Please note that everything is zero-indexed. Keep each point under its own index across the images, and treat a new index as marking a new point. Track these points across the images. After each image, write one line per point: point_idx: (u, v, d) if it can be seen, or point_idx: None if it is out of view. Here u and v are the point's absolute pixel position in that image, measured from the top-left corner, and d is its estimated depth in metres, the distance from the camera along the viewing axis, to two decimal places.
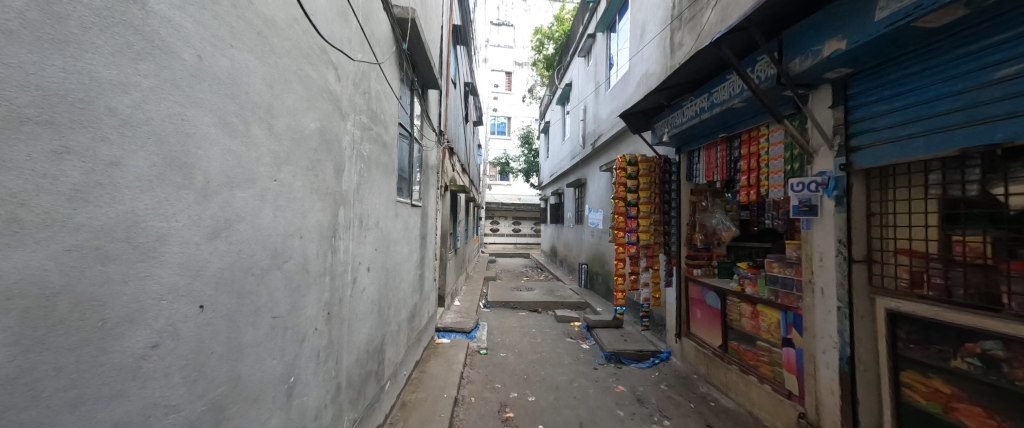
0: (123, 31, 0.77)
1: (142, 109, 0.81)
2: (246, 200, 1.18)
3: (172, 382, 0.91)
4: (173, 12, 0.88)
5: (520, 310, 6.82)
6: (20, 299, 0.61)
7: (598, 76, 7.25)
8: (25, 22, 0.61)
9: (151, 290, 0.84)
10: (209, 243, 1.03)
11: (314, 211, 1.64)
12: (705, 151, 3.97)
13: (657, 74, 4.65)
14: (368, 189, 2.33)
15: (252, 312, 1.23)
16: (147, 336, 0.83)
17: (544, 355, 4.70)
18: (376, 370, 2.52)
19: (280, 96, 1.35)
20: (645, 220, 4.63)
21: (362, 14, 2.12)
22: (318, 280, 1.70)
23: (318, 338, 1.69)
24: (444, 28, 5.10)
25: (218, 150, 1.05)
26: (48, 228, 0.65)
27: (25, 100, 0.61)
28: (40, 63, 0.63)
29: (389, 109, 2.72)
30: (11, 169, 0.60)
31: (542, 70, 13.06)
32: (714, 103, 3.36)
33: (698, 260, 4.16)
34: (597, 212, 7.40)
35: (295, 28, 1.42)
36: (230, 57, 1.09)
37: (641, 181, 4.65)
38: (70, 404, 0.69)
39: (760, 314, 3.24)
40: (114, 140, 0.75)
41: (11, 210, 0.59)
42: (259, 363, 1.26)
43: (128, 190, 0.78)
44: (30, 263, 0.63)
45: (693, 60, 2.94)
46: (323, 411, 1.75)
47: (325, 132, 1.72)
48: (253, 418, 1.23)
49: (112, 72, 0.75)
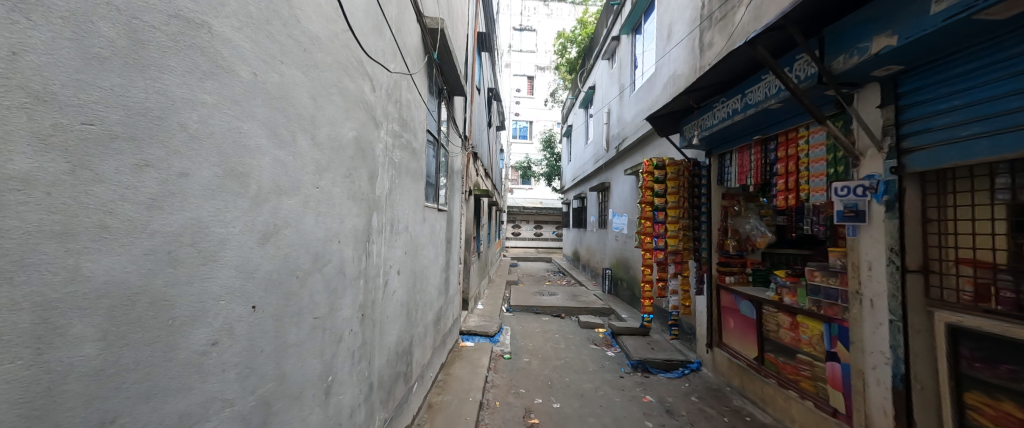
0: (192, 53, 0.84)
1: (207, 124, 0.88)
2: (292, 207, 1.25)
3: (227, 377, 0.97)
4: (233, 33, 0.96)
5: (543, 315, 6.78)
6: (106, 299, 0.67)
7: (622, 78, 7.14)
8: (115, 49, 0.68)
9: (211, 291, 0.91)
10: (261, 247, 1.10)
11: (350, 216, 1.70)
12: (738, 154, 3.82)
13: (685, 75, 4.53)
14: (398, 194, 2.40)
15: (296, 313, 1.29)
16: (208, 333, 0.90)
17: (568, 361, 4.64)
18: (405, 372, 2.57)
19: (322, 108, 1.43)
20: (674, 225, 4.32)
21: (395, 26, 2.20)
22: (354, 283, 1.76)
23: (353, 339, 1.75)
24: (469, 36, 5.22)
25: (269, 160, 1.12)
26: (130, 235, 0.71)
27: (114, 119, 0.68)
28: (126, 86, 0.70)
29: (418, 117, 2.80)
30: (102, 181, 0.66)
31: (565, 73, 12.99)
32: (747, 104, 3.22)
33: (730, 267, 4.00)
34: (621, 216, 7.27)
35: (336, 42, 1.50)
36: (280, 73, 1.16)
37: (669, 185, 4.35)
38: (144, 396, 0.75)
39: (800, 326, 3.06)
40: (184, 154, 0.82)
41: (100, 218, 0.66)
42: (301, 362, 1.32)
43: (194, 199, 0.85)
44: (116, 265, 0.69)
45: (724, 61, 2.82)
46: (357, 409, 1.81)
47: (360, 140, 1.79)
48: (296, 414, 1.30)
49: (183, 91, 0.82)
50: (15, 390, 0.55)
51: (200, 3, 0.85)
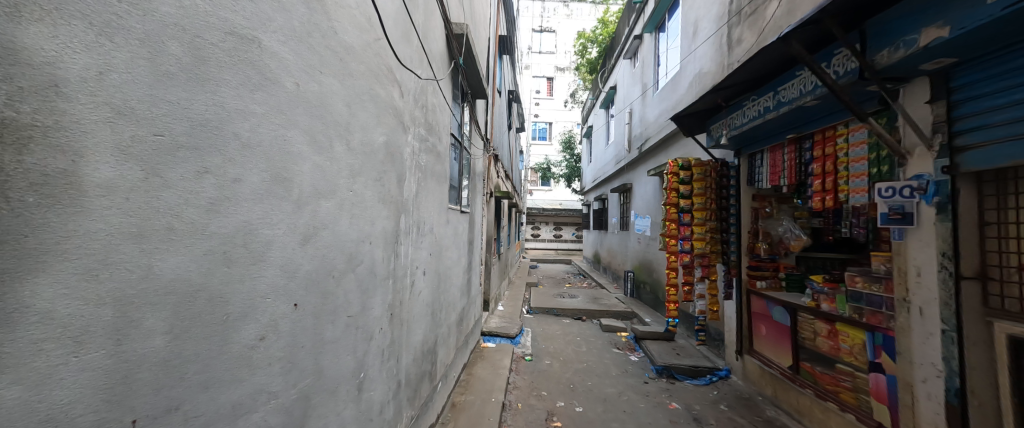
0: (244, 67, 0.90)
1: (256, 132, 0.95)
2: (329, 210, 1.31)
3: (273, 371, 1.03)
4: (279, 47, 1.02)
5: (564, 318, 6.74)
6: (172, 295, 0.73)
7: (644, 78, 7.01)
8: (182, 66, 0.74)
9: (260, 289, 0.98)
10: (302, 247, 1.16)
11: (380, 219, 1.76)
12: (769, 154, 3.67)
13: (712, 73, 4.40)
14: (424, 196, 2.46)
15: (332, 311, 1.35)
16: (256, 329, 0.96)
17: (590, 365, 4.58)
18: (430, 371, 2.62)
19: (355, 114, 1.48)
20: (701, 227, 4.21)
21: (422, 33, 2.25)
22: (384, 283, 1.82)
23: (383, 338, 1.80)
24: (491, 39, 5.27)
25: (308, 166, 1.18)
26: (192, 236, 0.77)
27: (180, 129, 0.74)
28: (190, 99, 0.76)
29: (443, 121, 2.85)
30: (170, 187, 0.72)
31: (586, 74, 12.87)
32: (780, 102, 3.09)
33: (761, 271, 3.81)
34: (644, 218, 7.13)
35: (368, 51, 1.56)
36: (319, 82, 1.22)
37: (696, 186, 4.23)
38: (202, 386, 0.81)
39: (839, 334, 2.91)
40: (236, 161, 0.89)
41: (168, 221, 0.72)
42: (337, 359, 1.38)
43: (245, 202, 0.92)
44: (181, 264, 0.75)
45: (755, 57, 2.73)
46: (386, 406, 1.86)
47: (389, 144, 1.85)
48: (332, 408, 1.35)
49: (236, 102, 0.88)
50: (98, 376, 0.61)
51: (250, 20, 0.91)
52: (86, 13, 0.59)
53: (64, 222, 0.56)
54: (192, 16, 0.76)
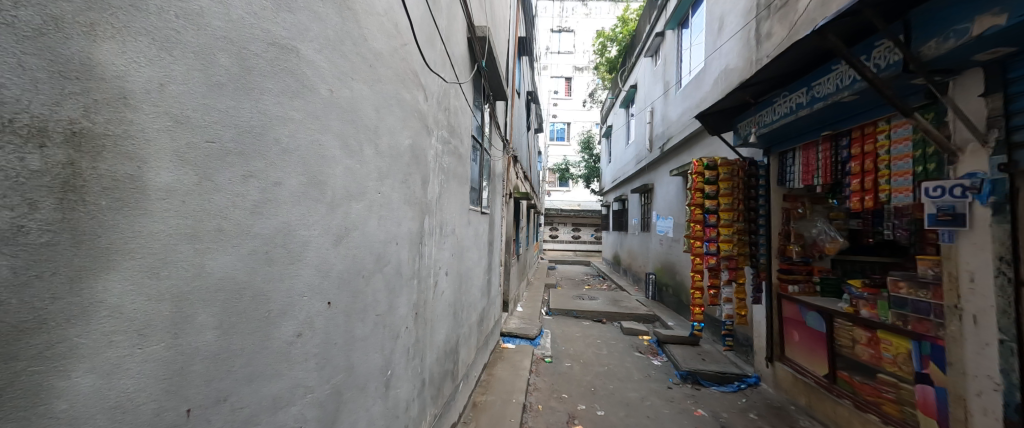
0: (284, 76, 0.95)
1: (295, 138, 0.99)
2: (359, 211, 1.35)
3: (309, 366, 1.07)
4: (315, 55, 1.07)
5: (584, 320, 6.66)
6: (221, 292, 0.78)
7: (666, 75, 6.86)
8: (230, 77, 0.79)
9: (297, 288, 1.02)
10: (335, 247, 1.20)
11: (405, 220, 1.80)
12: (802, 152, 3.51)
13: (740, 69, 4.25)
14: (446, 198, 2.49)
15: (362, 310, 1.39)
16: (293, 326, 1.01)
17: (611, 368, 4.52)
18: (452, 370, 2.65)
19: (383, 118, 1.53)
20: (727, 229, 4.01)
21: (445, 37, 2.29)
22: (409, 283, 1.86)
23: (408, 336, 1.84)
24: (510, 41, 5.29)
25: (341, 169, 1.23)
26: (238, 237, 0.82)
27: (228, 135, 0.79)
28: (236, 108, 0.81)
29: (464, 123, 2.89)
30: (219, 190, 0.77)
31: (604, 73, 12.70)
32: (814, 98, 2.95)
33: (793, 275, 3.68)
34: (666, 219, 6.96)
35: (395, 56, 1.60)
36: (351, 88, 1.27)
37: (721, 186, 4.04)
38: (247, 379, 0.85)
39: (880, 342, 2.76)
40: (276, 165, 0.93)
41: (217, 223, 0.76)
42: (366, 356, 1.42)
43: (284, 205, 0.96)
44: (229, 263, 0.80)
45: (788, 52, 2.62)
46: (411, 404, 1.90)
47: (414, 147, 1.89)
48: (362, 404, 1.39)
49: (277, 109, 0.93)
50: (159, 367, 0.65)
51: (290, 31, 0.96)
52: (150, 29, 0.62)
53: (130, 223, 0.60)
54: (238, 29, 0.80)
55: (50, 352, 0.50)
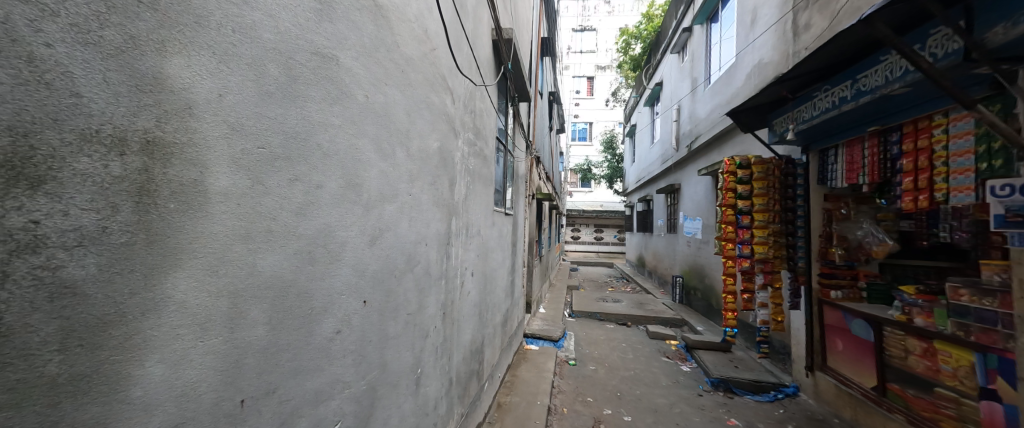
0: (325, 83, 0.99)
1: (335, 143, 1.04)
2: (391, 213, 1.39)
3: (346, 362, 1.11)
4: (352, 63, 1.11)
5: (608, 323, 6.55)
6: (270, 290, 0.82)
7: (694, 72, 6.64)
8: (278, 87, 0.83)
9: (337, 287, 1.07)
10: (370, 248, 1.24)
11: (434, 221, 1.83)
12: (845, 149, 3.30)
13: (776, 63, 4.06)
14: (472, 199, 2.52)
15: (394, 309, 1.43)
16: (333, 324, 1.05)
17: (637, 373, 4.41)
18: (478, 370, 2.68)
19: (414, 122, 1.57)
20: (762, 230, 3.85)
21: (471, 41, 2.32)
22: (437, 283, 1.89)
23: (437, 335, 1.87)
24: (533, 42, 5.29)
25: (376, 172, 1.27)
26: (285, 237, 0.86)
27: (277, 141, 0.83)
28: (284, 115, 0.85)
29: (489, 125, 2.91)
30: (269, 193, 0.81)
31: (628, 71, 12.44)
32: (859, 92, 2.77)
33: (835, 280, 3.49)
34: (694, 220, 6.74)
35: (425, 61, 1.63)
36: (384, 94, 1.31)
37: (755, 186, 3.90)
38: (292, 373, 0.90)
39: (938, 354, 2.54)
40: (319, 169, 0.98)
41: (267, 225, 0.81)
42: (398, 354, 1.46)
43: (325, 206, 1.00)
44: (277, 262, 0.84)
45: (833, 43, 2.48)
46: (440, 402, 1.93)
47: (442, 150, 1.92)
48: (394, 401, 1.43)
49: (319, 115, 0.97)
50: (217, 360, 0.69)
51: (330, 41, 1.00)
52: (211, 44, 0.67)
53: (193, 225, 0.64)
54: (286, 41, 0.85)
55: (128, 343, 0.55)
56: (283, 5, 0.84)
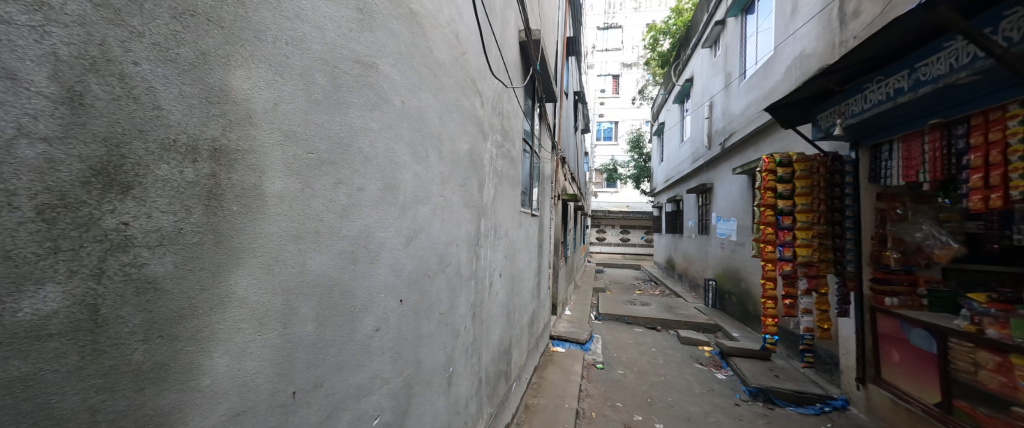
0: (366, 90, 1.03)
1: (374, 147, 1.08)
2: (425, 214, 1.43)
3: (384, 359, 1.15)
4: (389, 69, 1.14)
5: (636, 327, 6.39)
6: (318, 288, 0.87)
7: (728, 66, 6.35)
8: (324, 95, 0.87)
9: (376, 286, 1.10)
10: (405, 248, 1.28)
11: (464, 222, 1.86)
12: (901, 144, 3.04)
13: (820, 54, 3.81)
14: (500, 200, 2.53)
15: (428, 308, 1.46)
16: (372, 322, 1.09)
17: (668, 379, 4.27)
18: (506, 371, 2.69)
19: (446, 125, 1.60)
20: (805, 232, 3.59)
21: (500, 43, 2.33)
22: (467, 283, 1.92)
23: (467, 335, 1.90)
24: (559, 42, 5.26)
25: (411, 175, 1.30)
26: (330, 238, 0.90)
27: (323, 147, 0.88)
28: (330, 121, 0.90)
29: (517, 127, 2.92)
30: (317, 196, 0.86)
31: (656, 68, 12.09)
32: (918, 82, 2.55)
33: (891, 286, 3.21)
34: (729, 221, 6.44)
35: (455, 65, 1.66)
36: (419, 98, 1.35)
37: (798, 184, 3.66)
38: (337, 367, 0.94)
39: (1013, 369, 2.29)
40: (360, 173, 1.02)
41: (315, 226, 0.85)
42: (432, 352, 1.49)
43: (366, 208, 1.04)
44: (324, 261, 0.89)
45: (889, 29, 2.29)
46: (470, 401, 1.96)
47: (472, 152, 1.95)
48: (428, 398, 1.47)
49: (360, 120, 1.01)
50: (272, 353, 0.74)
51: (371, 49, 1.05)
52: (268, 57, 0.72)
53: (252, 226, 0.69)
54: (331, 51, 0.89)
55: (200, 335, 0.60)
56: (330, 17, 0.88)
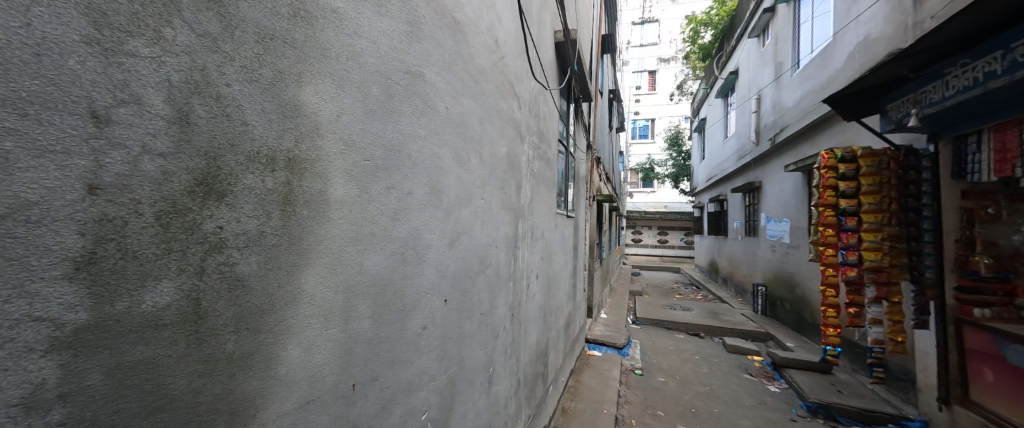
0: (414, 98, 1.08)
1: (421, 153, 1.12)
2: (467, 216, 1.46)
3: (430, 357, 1.19)
4: (435, 77, 1.19)
5: (677, 332, 6.13)
6: (374, 286, 0.92)
7: (779, 56, 5.92)
8: (378, 104, 0.93)
9: (423, 286, 1.15)
10: (449, 250, 1.32)
11: (503, 224, 1.88)
12: (995, 135, 2.65)
13: (890, 38, 3.45)
14: (537, 202, 2.54)
15: (470, 309, 1.50)
16: (420, 320, 1.13)
17: (714, 389, 4.05)
18: (543, 373, 2.69)
19: (486, 129, 1.63)
20: (872, 234, 3.27)
21: (537, 46, 2.34)
22: (506, 285, 1.94)
23: (506, 336, 1.92)
24: (594, 40, 5.17)
25: (453, 178, 1.34)
26: (384, 239, 0.96)
27: (377, 153, 0.93)
28: (383, 129, 0.95)
29: (553, 129, 2.91)
30: (373, 200, 0.91)
31: (696, 61, 11.51)
32: (1014, 63, 2.23)
33: (981, 296, 2.82)
34: (781, 222, 5.99)
35: (494, 70, 1.69)
36: (461, 104, 1.39)
37: (863, 182, 3.32)
38: (389, 363, 0.99)
39: None
40: (410, 178, 1.07)
41: (370, 229, 0.91)
42: (474, 352, 1.52)
43: (414, 211, 1.09)
44: (379, 262, 0.94)
45: (979, 5, 2.02)
46: (509, 401, 1.97)
47: (510, 155, 1.97)
48: (470, 396, 1.50)
49: (409, 128, 1.06)
50: (335, 346, 0.79)
51: (420, 59, 1.10)
52: (331, 71, 0.77)
53: (319, 227, 0.75)
54: (385, 63, 0.95)
55: (278, 328, 0.66)
56: (383, 31, 0.94)
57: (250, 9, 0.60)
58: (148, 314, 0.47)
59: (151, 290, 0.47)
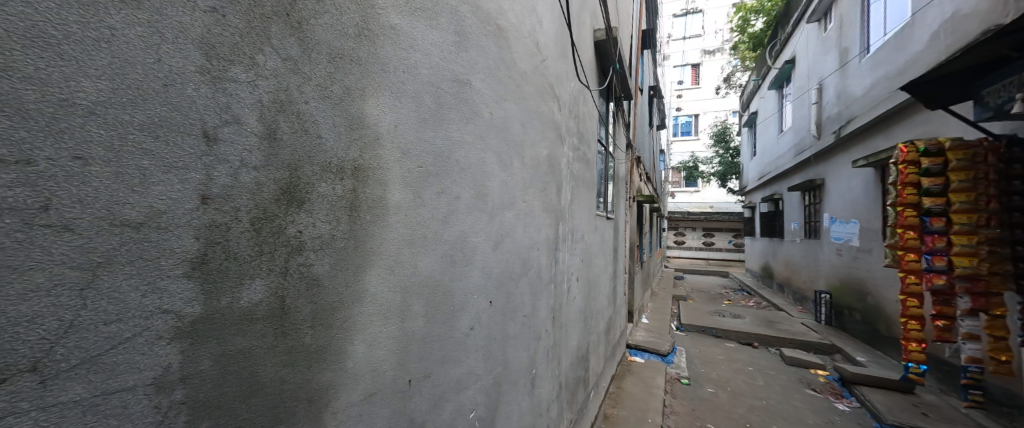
0: (461, 105, 1.11)
1: (468, 158, 1.16)
2: (510, 219, 1.48)
3: (477, 357, 1.22)
4: (480, 83, 1.22)
5: (727, 341, 5.76)
6: (426, 287, 0.96)
7: (844, 40, 5.37)
8: (430, 112, 0.97)
9: (470, 288, 1.18)
10: (494, 252, 1.35)
11: (544, 227, 1.88)
12: None
13: (984, 12, 3.01)
14: (577, 204, 2.51)
15: (513, 311, 1.51)
16: (468, 321, 1.17)
17: (773, 404, 3.75)
18: (584, 377, 2.64)
19: (528, 133, 1.65)
20: (965, 238, 2.91)
21: (576, 46, 2.32)
22: (548, 287, 1.94)
23: (548, 338, 1.92)
24: (634, 36, 5.01)
25: (498, 182, 1.37)
26: (435, 241, 1.00)
27: (429, 159, 0.97)
28: (434, 136, 0.99)
29: (592, 129, 2.87)
30: (425, 205, 0.96)
31: (745, 51, 10.76)
32: None
33: None
34: (848, 224, 5.42)
35: (536, 73, 1.70)
36: (505, 109, 1.41)
37: (952, 179, 2.96)
38: (440, 361, 1.03)
39: None
40: (458, 183, 1.11)
41: (422, 232, 0.95)
42: (517, 353, 1.54)
43: (462, 215, 1.13)
44: (430, 264, 0.98)
45: None
46: (552, 404, 1.96)
47: (551, 157, 1.97)
48: (514, 397, 1.51)
49: (457, 134, 1.10)
50: (394, 342, 0.84)
51: (467, 67, 1.13)
52: (390, 82, 0.82)
53: (380, 230, 0.80)
54: (436, 73, 0.99)
55: (347, 323, 0.71)
56: (435, 43, 0.98)
57: (324, 32, 0.66)
58: (245, 309, 0.53)
59: (247, 288, 0.54)
